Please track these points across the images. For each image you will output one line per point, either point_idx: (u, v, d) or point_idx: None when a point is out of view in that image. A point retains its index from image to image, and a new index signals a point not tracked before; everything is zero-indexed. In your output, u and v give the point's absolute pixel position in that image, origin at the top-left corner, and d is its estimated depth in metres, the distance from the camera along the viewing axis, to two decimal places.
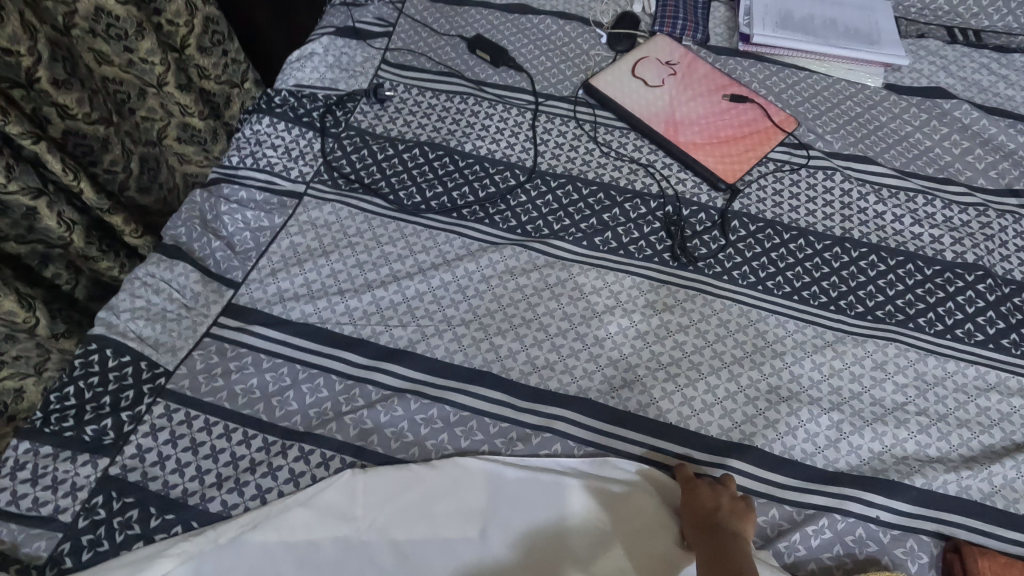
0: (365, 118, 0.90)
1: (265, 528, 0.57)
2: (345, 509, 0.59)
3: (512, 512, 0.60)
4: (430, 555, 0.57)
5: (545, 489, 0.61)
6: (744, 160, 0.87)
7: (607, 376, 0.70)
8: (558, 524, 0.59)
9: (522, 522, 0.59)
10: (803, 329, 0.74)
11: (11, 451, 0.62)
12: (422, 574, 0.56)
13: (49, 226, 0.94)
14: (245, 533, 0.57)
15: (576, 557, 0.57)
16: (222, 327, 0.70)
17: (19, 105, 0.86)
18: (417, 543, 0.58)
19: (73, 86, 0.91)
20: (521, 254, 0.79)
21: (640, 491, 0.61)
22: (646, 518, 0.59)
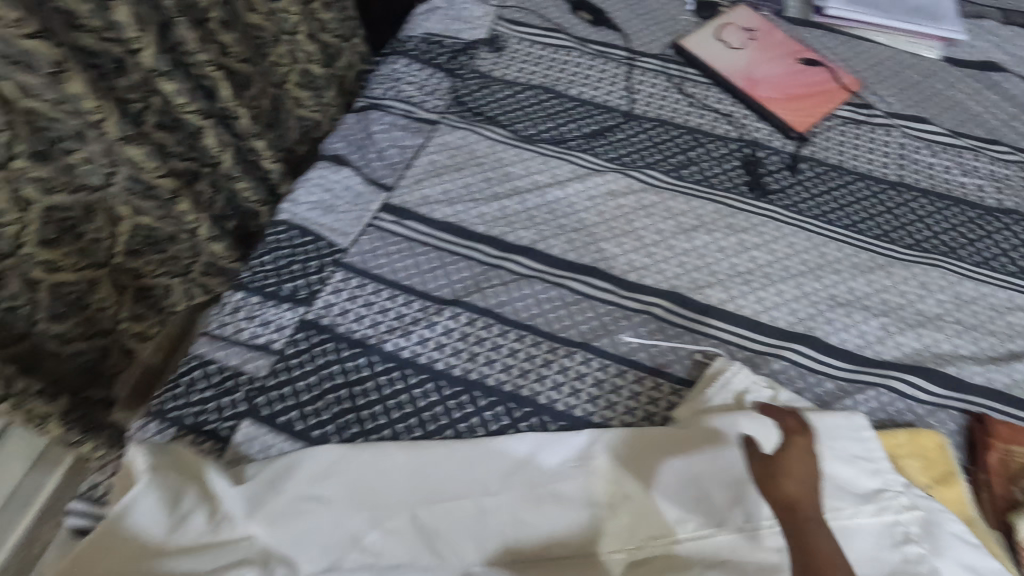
0: (485, 63, 1.05)
1: (380, 477, 0.64)
2: (457, 468, 0.65)
3: (609, 472, 0.65)
4: (540, 495, 0.64)
5: (640, 463, 0.65)
6: (814, 114, 1.00)
7: (693, 278, 0.85)
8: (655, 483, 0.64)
9: (620, 482, 0.64)
10: (858, 253, 0.88)
11: (229, 298, 0.80)
12: (532, 510, 0.64)
13: (208, 146, 1.12)
14: (366, 478, 0.64)
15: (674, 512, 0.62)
16: (382, 220, 0.87)
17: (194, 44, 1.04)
18: (525, 484, 0.65)
19: (234, 28, 1.12)
20: (621, 179, 0.94)
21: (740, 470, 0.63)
22: (745, 486, 0.62)
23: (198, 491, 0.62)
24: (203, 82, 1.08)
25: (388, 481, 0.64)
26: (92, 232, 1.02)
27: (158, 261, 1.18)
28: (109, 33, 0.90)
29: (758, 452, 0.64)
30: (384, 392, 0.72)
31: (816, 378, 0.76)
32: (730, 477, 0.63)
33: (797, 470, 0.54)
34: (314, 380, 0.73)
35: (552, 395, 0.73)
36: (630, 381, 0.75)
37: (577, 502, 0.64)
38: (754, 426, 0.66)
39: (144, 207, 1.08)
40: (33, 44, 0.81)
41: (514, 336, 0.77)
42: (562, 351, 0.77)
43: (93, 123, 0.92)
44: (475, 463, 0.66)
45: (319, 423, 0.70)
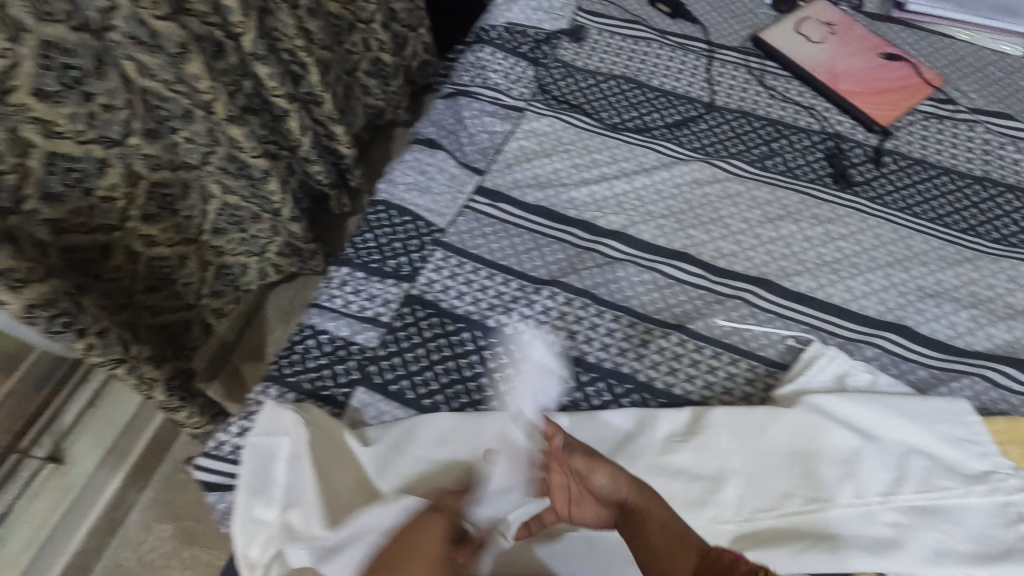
0: (568, 53, 1.07)
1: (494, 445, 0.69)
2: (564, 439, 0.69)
3: (717, 445, 0.67)
4: (648, 467, 0.67)
5: (748, 438, 0.67)
6: (897, 108, 1.00)
7: (781, 266, 0.86)
8: (763, 457, 0.66)
9: (730, 455, 0.66)
10: (945, 246, 0.89)
11: (335, 273, 0.83)
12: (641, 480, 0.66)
13: (291, 129, 1.15)
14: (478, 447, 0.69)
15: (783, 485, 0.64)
16: (476, 202, 0.89)
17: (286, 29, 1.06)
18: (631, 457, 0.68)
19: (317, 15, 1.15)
20: (706, 168, 0.95)
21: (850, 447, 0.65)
22: (857, 463, 0.64)
23: (333, 456, 0.68)
24: (291, 67, 1.12)
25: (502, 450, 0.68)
26: (187, 209, 1.06)
27: (239, 240, 1.20)
28: (213, 17, 0.93)
29: (866, 431, 0.66)
30: (489, 365, 0.76)
31: (907, 365, 0.78)
32: (840, 454, 0.64)
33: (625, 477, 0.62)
34: (422, 351, 0.76)
35: (650, 373, 0.76)
36: (725, 362, 0.77)
37: (686, 474, 0.66)
38: (861, 405, 0.67)
39: (234, 185, 1.10)
40: (163, 25, 0.84)
41: (611, 316, 0.80)
42: (657, 332, 0.79)
43: (202, 104, 0.95)
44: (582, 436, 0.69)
45: (430, 393, 0.73)
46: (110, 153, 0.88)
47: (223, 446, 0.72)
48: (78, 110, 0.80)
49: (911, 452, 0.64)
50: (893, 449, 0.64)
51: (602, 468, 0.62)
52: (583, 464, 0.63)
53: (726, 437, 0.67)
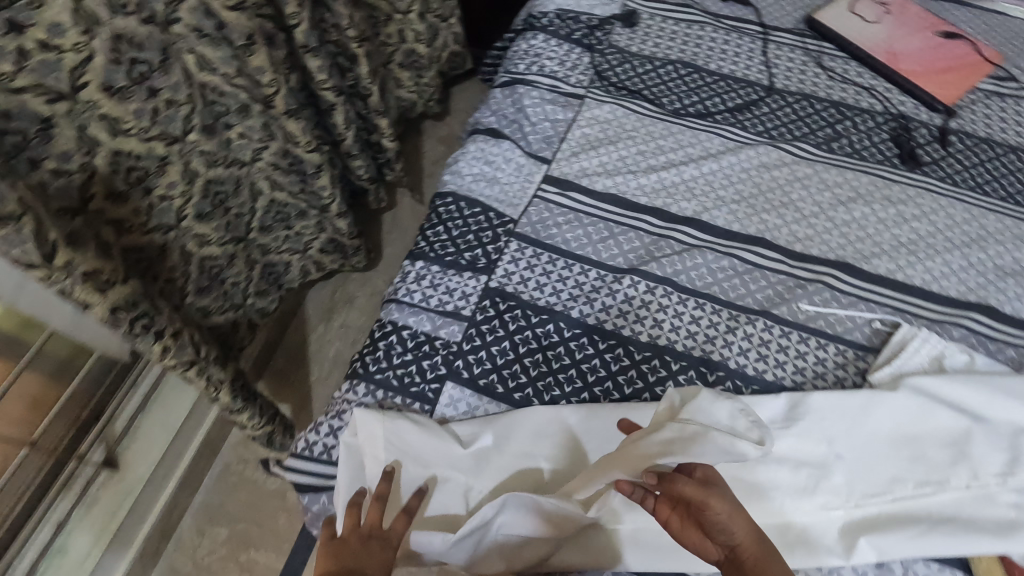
0: (622, 39, 1.06)
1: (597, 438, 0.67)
2: None
3: (826, 430, 0.65)
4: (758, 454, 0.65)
5: (857, 423, 0.65)
6: (959, 86, 0.99)
7: (858, 249, 0.85)
8: (872, 441, 0.65)
9: (839, 440, 0.65)
10: (1020, 225, 0.87)
11: (411, 267, 0.82)
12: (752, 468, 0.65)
13: (336, 123, 1.13)
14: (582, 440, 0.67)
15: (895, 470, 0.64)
16: (545, 191, 0.88)
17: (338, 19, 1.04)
18: None
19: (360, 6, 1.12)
20: (772, 152, 0.94)
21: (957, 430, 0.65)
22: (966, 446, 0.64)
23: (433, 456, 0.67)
24: (338, 60, 1.10)
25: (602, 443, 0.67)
26: (237, 207, 1.03)
27: (284, 237, 1.19)
28: (268, 8, 0.90)
29: (972, 412, 0.65)
30: (576, 357, 0.74)
31: (994, 346, 0.77)
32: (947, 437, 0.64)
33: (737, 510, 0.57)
34: (508, 344, 0.75)
35: (740, 360, 0.75)
36: (814, 347, 0.76)
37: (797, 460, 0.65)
38: (966, 383, 0.66)
39: (284, 181, 1.08)
40: (232, 17, 0.83)
41: (694, 304, 0.79)
42: (743, 319, 0.78)
43: (262, 99, 0.94)
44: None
45: (519, 386, 0.72)
46: (171, 150, 0.85)
47: (314, 447, 0.71)
48: (144, 106, 0.78)
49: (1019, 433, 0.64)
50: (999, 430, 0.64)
51: (718, 498, 0.56)
52: (694, 491, 0.56)
53: (826, 419, 0.66)
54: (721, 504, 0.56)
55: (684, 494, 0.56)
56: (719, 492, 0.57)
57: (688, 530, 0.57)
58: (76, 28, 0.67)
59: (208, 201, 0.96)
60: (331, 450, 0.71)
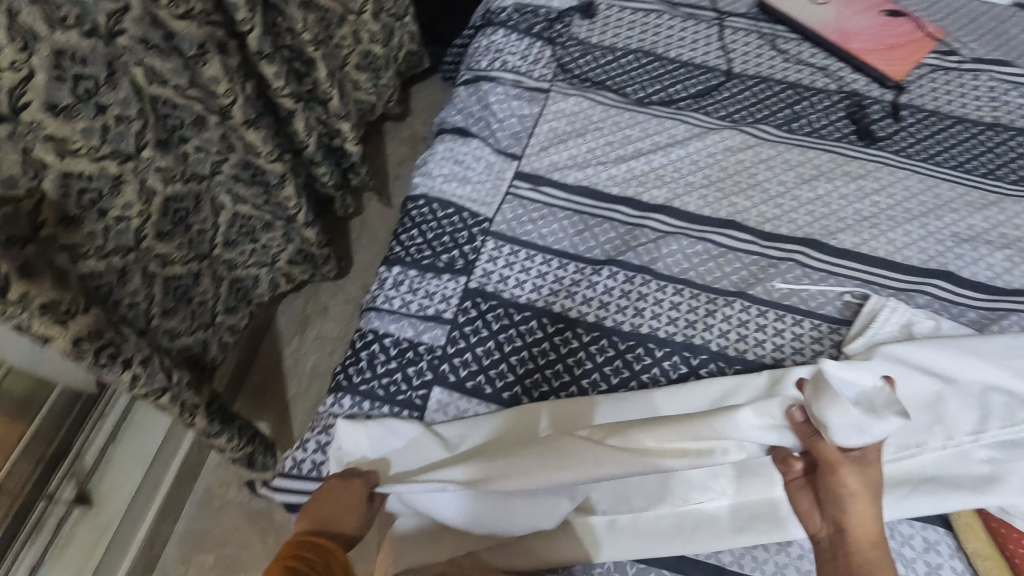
0: (582, 30, 1.06)
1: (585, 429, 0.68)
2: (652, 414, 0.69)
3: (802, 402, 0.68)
4: None
5: None
6: (907, 62, 1.03)
7: (824, 225, 0.88)
8: None
9: None
10: (970, 192, 0.91)
11: (388, 273, 0.81)
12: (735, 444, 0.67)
13: (297, 130, 1.10)
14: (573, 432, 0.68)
15: None
16: (518, 188, 0.87)
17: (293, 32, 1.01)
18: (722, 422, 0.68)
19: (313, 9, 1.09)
20: (736, 135, 0.96)
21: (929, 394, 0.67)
22: (938, 408, 0.66)
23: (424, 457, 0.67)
24: (293, 65, 1.07)
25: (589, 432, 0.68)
26: (199, 223, 1.00)
27: (250, 251, 1.15)
28: (217, 15, 0.87)
29: (941, 376, 0.68)
30: (561, 351, 0.74)
31: (956, 310, 0.81)
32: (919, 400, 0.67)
33: (868, 494, 0.59)
34: (492, 344, 0.74)
35: (722, 342, 0.76)
36: (790, 323, 0.78)
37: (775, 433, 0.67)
38: (935, 351, 0.69)
39: (247, 194, 1.05)
40: (181, 26, 0.80)
41: (673, 290, 0.80)
42: (721, 301, 0.79)
43: (219, 111, 0.91)
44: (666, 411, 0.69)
45: (507, 385, 0.72)
46: (125, 169, 0.81)
47: (302, 465, 0.70)
48: (92, 124, 0.74)
49: (986, 393, 0.67)
50: (967, 393, 0.67)
51: (851, 471, 0.59)
52: (834, 455, 0.60)
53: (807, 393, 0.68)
54: (848, 479, 0.59)
55: (822, 454, 0.61)
56: (855, 471, 0.59)
57: (801, 493, 0.62)
58: (12, 45, 0.63)
59: (168, 219, 0.93)
60: (319, 466, 0.70)
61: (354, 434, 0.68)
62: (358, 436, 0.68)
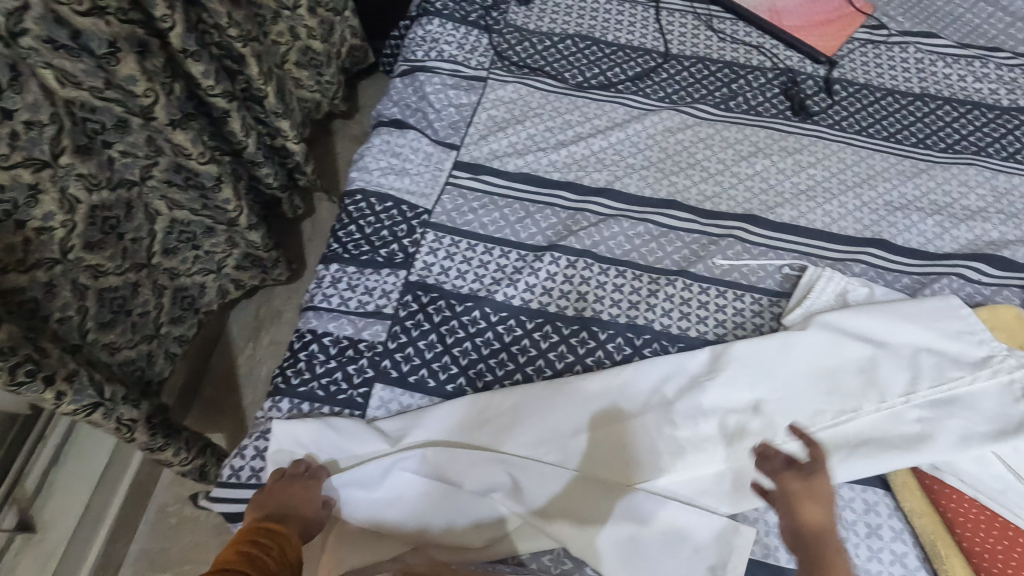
0: (518, 17, 1.05)
1: (530, 416, 0.67)
2: (598, 397, 0.69)
3: (744, 374, 0.69)
4: (686, 407, 0.68)
5: (772, 364, 0.69)
6: (839, 37, 1.05)
7: (762, 200, 0.89)
8: (790, 379, 0.68)
9: (758, 382, 0.68)
10: (902, 161, 0.94)
11: (325, 271, 0.79)
12: (681, 421, 0.67)
13: (234, 130, 1.06)
14: (518, 420, 0.67)
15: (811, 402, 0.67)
16: (458, 178, 0.86)
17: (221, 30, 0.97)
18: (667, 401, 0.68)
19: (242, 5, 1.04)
20: (674, 116, 0.96)
21: (865, 359, 0.69)
22: (873, 373, 0.68)
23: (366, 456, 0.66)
24: (224, 63, 1.03)
25: (531, 423, 0.67)
26: (132, 231, 0.96)
27: (193, 258, 1.12)
28: (134, 12, 0.83)
29: (875, 340, 0.69)
30: (505, 340, 0.74)
31: (890, 276, 0.83)
32: (855, 366, 0.68)
33: (819, 497, 0.57)
34: (434, 336, 0.74)
35: (665, 321, 0.76)
36: (731, 299, 0.79)
37: (719, 408, 0.68)
38: (867, 316, 0.70)
39: (182, 199, 1.02)
40: (86, 23, 0.75)
41: (615, 273, 0.80)
42: (663, 281, 0.79)
43: (140, 111, 0.87)
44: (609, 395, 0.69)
45: (451, 377, 0.72)
46: (41, 177, 0.77)
47: (241, 473, 0.68)
48: None
49: (919, 354, 0.68)
50: (901, 357, 0.68)
51: (795, 480, 0.58)
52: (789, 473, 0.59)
53: (747, 365, 0.69)
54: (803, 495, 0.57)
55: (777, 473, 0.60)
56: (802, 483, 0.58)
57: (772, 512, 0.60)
58: None
59: (96, 228, 0.89)
60: (259, 472, 0.68)
61: (295, 434, 0.67)
62: (298, 435, 0.66)
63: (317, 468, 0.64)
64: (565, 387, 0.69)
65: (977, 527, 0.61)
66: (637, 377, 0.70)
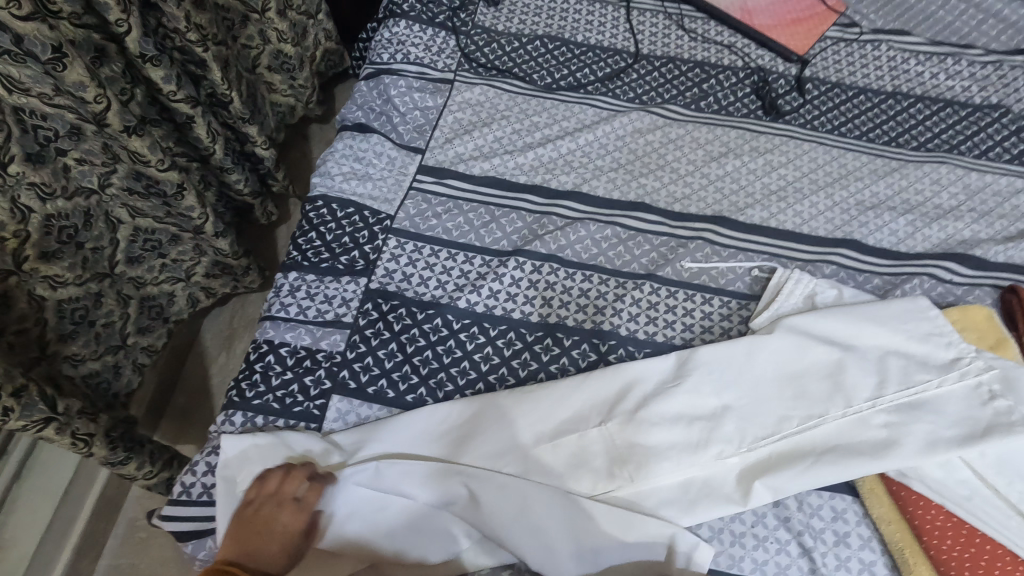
0: (487, 18, 1.03)
1: (490, 427, 0.66)
2: (559, 406, 0.67)
3: (708, 381, 0.67)
4: (649, 415, 0.66)
5: (735, 370, 0.68)
6: (810, 36, 1.04)
7: (732, 201, 0.87)
8: (754, 384, 0.67)
9: (722, 388, 0.67)
10: (874, 160, 0.93)
11: (284, 280, 0.77)
12: (644, 429, 0.65)
13: (200, 136, 1.03)
14: (478, 432, 0.66)
15: (776, 408, 0.66)
16: (422, 182, 0.85)
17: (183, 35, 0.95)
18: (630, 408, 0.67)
19: (205, 8, 1.00)
20: (644, 117, 0.94)
21: (831, 363, 0.67)
22: (838, 376, 0.66)
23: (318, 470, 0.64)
24: (187, 68, 1.01)
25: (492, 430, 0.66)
26: (92, 241, 0.93)
27: (160, 266, 1.09)
28: (86, 17, 0.80)
29: (840, 344, 0.68)
30: (467, 348, 0.72)
31: (861, 278, 0.82)
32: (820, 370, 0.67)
33: None
34: (395, 346, 0.72)
35: (631, 327, 0.75)
36: (699, 302, 0.77)
37: (683, 415, 0.66)
38: (832, 319, 0.69)
39: (144, 207, 0.99)
40: (28, 28, 0.73)
41: (581, 277, 0.78)
42: (630, 285, 0.78)
43: (93, 118, 0.84)
44: (573, 402, 0.67)
45: (411, 388, 0.70)
46: None
47: (192, 490, 0.66)
48: None
49: (885, 357, 0.67)
50: (867, 360, 0.67)
51: None
52: None
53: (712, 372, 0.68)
54: None
55: None
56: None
57: None
58: None
59: (53, 238, 0.86)
60: (211, 489, 0.66)
61: (245, 450, 0.65)
62: (248, 451, 0.64)
63: (309, 495, 0.61)
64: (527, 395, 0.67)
65: (943, 534, 0.60)
66: (600, 386, 0.68)
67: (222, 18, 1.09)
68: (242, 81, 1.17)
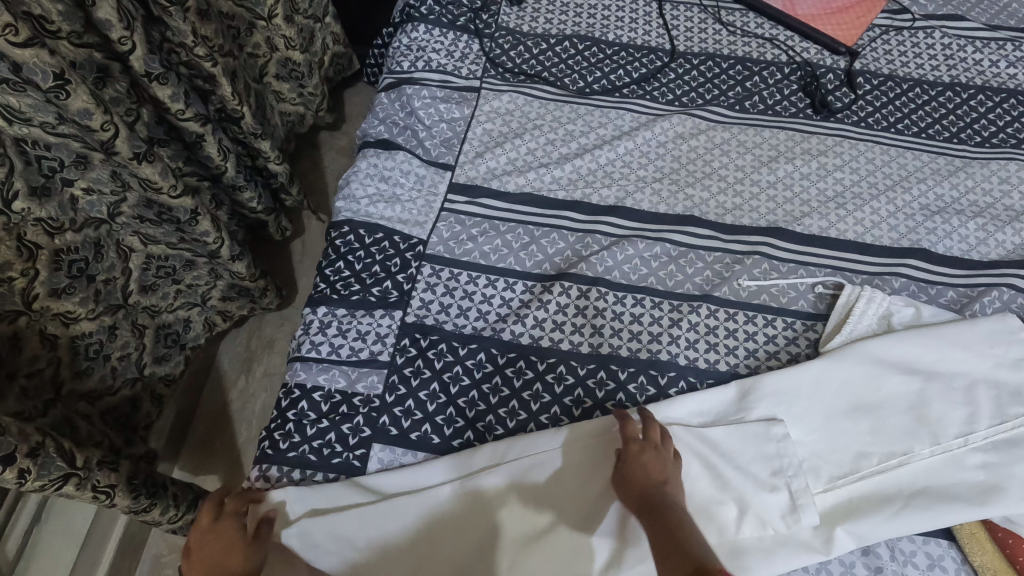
0: (510, 19, 0.97)
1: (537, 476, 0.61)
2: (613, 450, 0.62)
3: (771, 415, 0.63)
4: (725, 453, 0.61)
5: (803, 400, 0.63)
6: (858, 26, 0.97)
7: (788, 211, 0.81)
8: (824, 420, 0.63)
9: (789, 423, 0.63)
10: (935, 159, 0.86)
11: (313, 316, 0.72)
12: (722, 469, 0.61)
13: (210, 155, 0.97)
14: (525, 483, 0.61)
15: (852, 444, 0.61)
16: (454, 203, 0.79)
17: (190, 51, 0.88)
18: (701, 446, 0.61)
19: (210, 17, 0.94)
20: (687, 120, 0.88)
21: (910, 395, 0.63)
22: (921, 408, 0.62)
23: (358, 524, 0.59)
24: (195, 83, 0.95)
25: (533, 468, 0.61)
26: (103, 272, 0.87)
27: (175, 293, 1.04)
28: (88, 36, 0.74)
29: (920, 371, 0.64)
30: (515, 385, 0.67)
31: (934, 291, 0.76)
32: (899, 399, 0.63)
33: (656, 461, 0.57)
34: (436, 386, 0.67)
35: (690, 355, 0.69)
36: (762, 324, 0.71)
37: (746, 444, 0.62)
38: (910, 344, 0.64)
39: (157, 234, 0.94)
40: (26, 54, 0.66)
41: (633, 301, 0.72)
42: (686, 308, 0.72)
43: (100, 145, 0.78)
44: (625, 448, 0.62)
45: (458, 432, 0.65)
46: None
47: None
48: None
49: (974, 387, 0.63)
50: (956, 390, 0.63)
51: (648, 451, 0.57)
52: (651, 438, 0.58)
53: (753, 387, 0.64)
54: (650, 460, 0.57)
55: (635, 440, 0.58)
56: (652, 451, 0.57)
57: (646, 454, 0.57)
58: None
59: (63, 274, 0.79)
60: None
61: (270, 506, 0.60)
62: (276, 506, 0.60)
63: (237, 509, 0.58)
64: (585, 434, 0.62)
65: None
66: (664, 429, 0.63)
67: (226, 27, 1.02)
68: (251, 92, 1.11)
